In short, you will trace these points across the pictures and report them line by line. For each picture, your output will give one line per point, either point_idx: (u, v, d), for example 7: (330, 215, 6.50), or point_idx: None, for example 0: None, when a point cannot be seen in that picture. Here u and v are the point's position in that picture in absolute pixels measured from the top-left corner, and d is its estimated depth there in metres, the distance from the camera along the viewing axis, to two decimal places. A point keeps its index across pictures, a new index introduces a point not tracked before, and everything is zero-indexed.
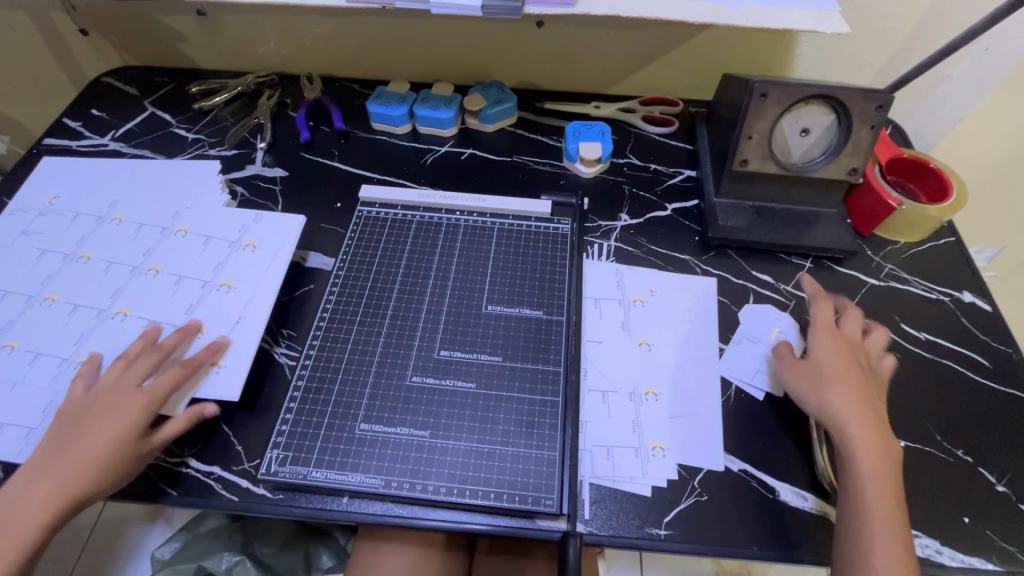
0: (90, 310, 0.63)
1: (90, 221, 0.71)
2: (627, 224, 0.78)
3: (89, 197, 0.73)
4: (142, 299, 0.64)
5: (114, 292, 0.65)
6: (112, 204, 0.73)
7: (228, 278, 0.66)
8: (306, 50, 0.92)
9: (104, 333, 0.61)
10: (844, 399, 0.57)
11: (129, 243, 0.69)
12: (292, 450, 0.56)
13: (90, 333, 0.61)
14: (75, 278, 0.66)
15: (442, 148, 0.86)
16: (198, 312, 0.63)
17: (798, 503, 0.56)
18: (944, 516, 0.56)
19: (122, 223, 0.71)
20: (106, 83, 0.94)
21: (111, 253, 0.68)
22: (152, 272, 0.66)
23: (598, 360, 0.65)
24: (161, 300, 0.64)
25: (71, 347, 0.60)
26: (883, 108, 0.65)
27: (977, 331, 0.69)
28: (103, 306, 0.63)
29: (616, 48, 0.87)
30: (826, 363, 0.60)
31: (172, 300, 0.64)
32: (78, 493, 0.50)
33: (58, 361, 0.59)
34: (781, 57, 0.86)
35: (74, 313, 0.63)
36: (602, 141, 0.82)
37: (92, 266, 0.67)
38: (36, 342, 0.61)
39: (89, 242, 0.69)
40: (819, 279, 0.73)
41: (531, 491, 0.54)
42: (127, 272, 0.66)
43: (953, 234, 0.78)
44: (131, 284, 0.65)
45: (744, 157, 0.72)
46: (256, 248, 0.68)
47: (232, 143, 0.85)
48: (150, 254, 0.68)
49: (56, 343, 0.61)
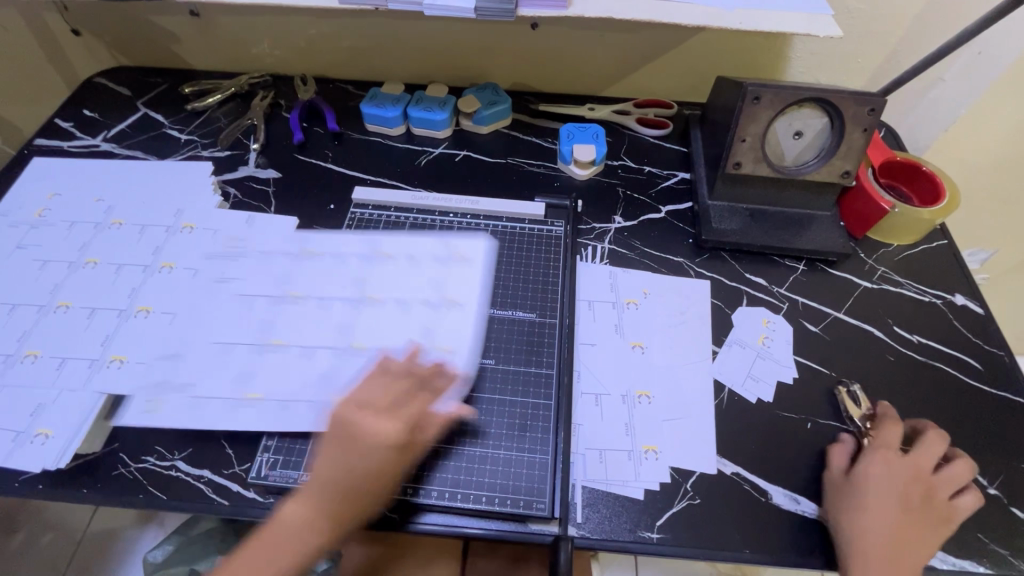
0: (243, 345, 0.61)
1: (281, 257, 0.68)
2: (621, 226, 0.78)
3: (277, 231, 0.71)
4: (462, 338, 0.62)
5: (261, 325, 0.63)
6: (369, 242, 0.70)
7: (441, 343, 0.61)
8: (300, 51, 0.92)
9: (265, 369, 0.60)
10: (867, 527, 0.52)
11: (349, 274, 0.67)
12: (282, 454, 0.56)
13: (254, 370, 0.60)
14: (301, 321, 0.63)
15: (436, 150, 0.86)
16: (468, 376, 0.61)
17: (789, 507, 0.56)
18: None
19: (322, 256, 0.68)
20: (99, 84, 0.94)
21: (326, 288, 0.66)
22: (296, 298, 0.65)
23: (594, 363, 0.64)
24: (312, 327, 0.63)
25: (236, 387, 0.59)
26: (875, 111, 0.66)
27: (968, 334, 0.69)
28: (254, 341, 0.62)
29: (610, 51, 0.87)
30: (868, 486, 0.54)
31: (324, 327, 0.63)
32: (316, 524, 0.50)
33: (230, 403, 0.58)
34: (774, 59, 0.86)
35: (229, 351, 0.61)
36: (596, 143, 0.82)
37: (230, 299, 0.65)
38: (189, 372, 0.59)
39: (293, 281, 0.66)
40: (812, 282, 0.73)
41: (522, 495, 0.54)
42: (270, 301, 0.64)
43: (945, 236, 0.78)
44: (294, 312, 0.64)
45: (737, 160, 0.72)
46: (464, 307, 0.64)
47: (225, 144, 0.85)
48: (288, 281, 0.66)
49: (222, 385, 0.59)
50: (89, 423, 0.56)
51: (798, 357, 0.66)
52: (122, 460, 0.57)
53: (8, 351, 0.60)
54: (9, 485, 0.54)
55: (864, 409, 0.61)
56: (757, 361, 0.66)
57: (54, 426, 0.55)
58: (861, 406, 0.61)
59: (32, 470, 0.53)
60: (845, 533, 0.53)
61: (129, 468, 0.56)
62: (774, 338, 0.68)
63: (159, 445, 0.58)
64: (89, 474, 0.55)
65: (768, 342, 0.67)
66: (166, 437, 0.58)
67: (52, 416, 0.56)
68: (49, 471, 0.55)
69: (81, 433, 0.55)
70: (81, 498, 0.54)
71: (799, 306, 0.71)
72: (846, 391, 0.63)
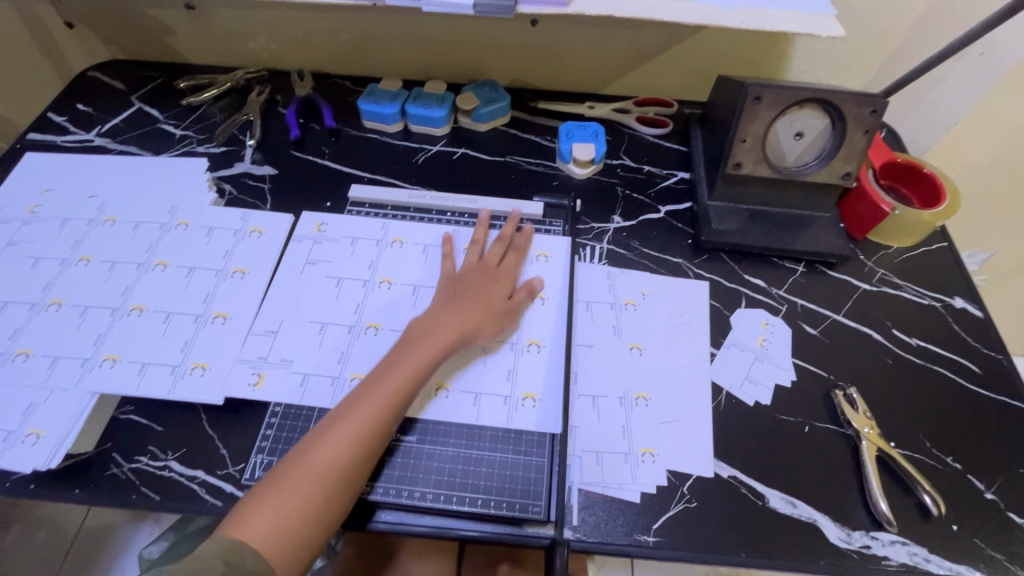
0: (340, 326, 0.63)
1: (371, 245, 0.70)
2: (621, 226, 0.77)
3: (346, 231, 0.72)
4: (548, 327, 0.65)
5: (356, 306, 0.65)
6: (455, 234, 0.72)
7: (532, 336, 0.64)
8: (297, 46, 0.91)
9: (363, 348, 0.61)
10: None
11: (423, 264, 0.69)
12: (276, 456, 0.56)
13: (350, 350, 0.61)
14: (391, 303, 0.65)
15: (434, 147, 0.85)
16: (527, 375, 0.61)
17: (787, 511, 0.56)
18: (934, 524, 0.56)
19: (404, 245, 0.71)
20: (93, 78, 0.93)
21: (409, 276, 0.68)
22: (386, 284, 0.67)
23: (593, 363, 0.64)
24: (405, 309, 0.65)
25: (337, 365, 0.60)
26: (877, 112, 0.65)
27: (969, 338, 0.69)
28: (351, 322, 0.63)
29: (610, 48, 0.87)
30: None
31: (416, 309, 0.65)
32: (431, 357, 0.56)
33: (331, 380, 0.59)
34: (775, 58, 0.86)
35: (326, 332, 0.63)
36: (596, 141, 0.82)
37: (322, 283, 0.67)
38: (287, 349, 0.61)
39: (381, 267, 0.68)
40: (811, 284, 0.73)
41: (518, 498, 0.54)
42: (361, 286, 0.67)
43: (946, 239, 0.77)
44: (381, 297, 0.65)
45: (737, 160, 0.71)
46: (550, 301, 0.67)
47: (220, 140, 0.84)
48: (376, 268, 0.68)
49: (322, 362, 0.60)
50: (82, 422, 0.55)
51: (796, 360, 0.66)
52: (115, 460, 0.56)
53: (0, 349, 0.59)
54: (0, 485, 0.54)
55: (861, 412, 0.61)
56: (755, 363, 0.65)
57: (46, 426, 0.54)
58: (857, 410, 0.61)
59: (23, 471, 0.52)
60: None
61: (121, 468, 0.55)
62: (773, 341, 0.67)
63: (152, 445, 0.57)
64: (80, 474, 0.54)
65: (767, 344, 0.67)
66: (160, 437, 0.57)
67: (44, 416, 0.55)
68: (40, 471, 0.54)
69: (73, 433, 0.54)
70: (72, 498, 0.53)
71: (798, 308, 0.70)
72: (842, 393, 0.63)
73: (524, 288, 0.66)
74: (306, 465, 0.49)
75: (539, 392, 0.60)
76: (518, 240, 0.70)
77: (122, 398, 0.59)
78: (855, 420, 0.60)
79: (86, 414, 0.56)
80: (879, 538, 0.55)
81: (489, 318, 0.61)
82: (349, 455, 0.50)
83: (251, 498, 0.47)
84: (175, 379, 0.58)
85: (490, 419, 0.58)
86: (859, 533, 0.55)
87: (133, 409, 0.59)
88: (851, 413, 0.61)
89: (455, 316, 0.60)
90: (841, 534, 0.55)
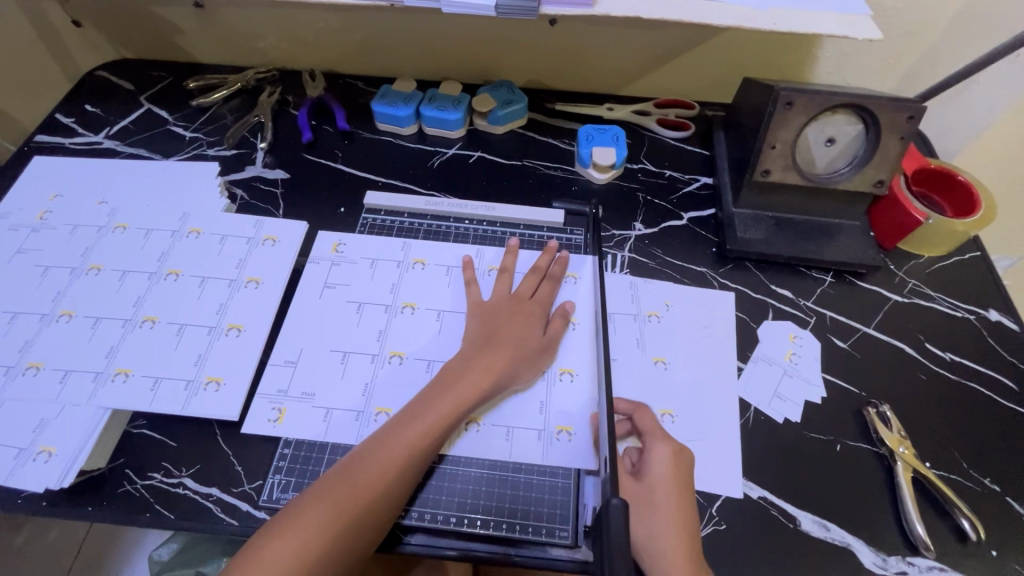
0: (362, 355, 0.61)
1: (392, 266, 0.68)
2: (642, 234, 0.75)
3: (364, 242, 0.70)
4: (581, 355, 0.62)
5: (379, 334, 0.63)
6: (477, 254, 0.70)
7: (566, 363, 0.62)
8: (308, 46, 0.89)
9: (387, 380, 0.59)
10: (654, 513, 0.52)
11: (447, 286, 0.67)
12: (294, 476, 0.54)
13: (375, 381, 0.59)
14: (414, 331, 0.63)
15: (449, 151, 0.83)
16: (562, 406, 0.59)
17: (820, 534, 0.54)
18: (972, 549, 0.54)
19: (426, 266, 0.69)
20: (102, 78, 0.91)
21: (433, 300, 0.66)
22: (410, 308, 0.65)
23: (617, 379, 0.62)
24: (430, 337, 0.63)
25: (362, 399, 0.58)
26: (914, 118, 0.62)
27: (1004, 351, 0.67)
28: (375, 351, 0.61)
29: (629, 48, 0.84)
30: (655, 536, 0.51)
31: (441, 337, 0.62)
32: (466, 401, 0.54)
33: (356, 415, 0.57)
34: (801, 60, 0.83)
35: (348, 362, 0.61)
36: (617, 146, 0.79)
37: (343, 309, 0.65)
38: (307, 382, 0.59)
39: (404, 291, 0.66)
40: (840, 295, 0.70)
41: (545, 522, 0.53)
42: (383, 312, 0.64)
43: (979, 248, 0.75)
44: (405, 322, 0.64)
45: (766, 167, 0.69)
46: (582, 325, 0.65)
47: (231, 142, 0.82)
48: (399, 291, 0.66)
49: (345, 396, 0.58)
50: (94, 438, 0.53)
51: (826, 374, 0.64)
52: (128, 477, 0.54)
53: (9, 362, 0.58)
54: (11, 502, 0.52)
55: (895, 431, 0.59)
56: (784, 378, 0.63)
57: (58, 443, 0.53)
58: (891, 428, 0.59)
59: (35, 490, 0.51)
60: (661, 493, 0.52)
61: (135, 485, 0.54)
62: (801, 355, 0.65)
63: (166, 461, 0.55)
64: (94, 491, 0.53)
65: (795, 358, 0.65)
66: (174, 453, 0.56)
67: (55, 433, 0.54)
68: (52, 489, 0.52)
69: (85, 450, 0.52)
70: (85, 516, 0.52)
71: (827, 320, 0.68)
72: (875, 411, 0.61)
73: (558, 316, 0.63)
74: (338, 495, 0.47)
75: (575, 425, 0.57)
76: (553, 269, 0.67)
77: (135, 412, 0.57)
78: (889, 438, 0.58)
79: (98, 430, 0.54)
80: (915, 564, 0.53)
81: (524, 356, 0.58)
82: (372, 501, 0.47)
83: (273, 525, 0.46)
84: (189, 394, 0.57)
85: (523, 453, 0.56)
86: (895, 559, 0.53)
87: (146, 423, 0.57)
88: (884, 431, 0.59)
89: (493, 355, 0.57)
90: (876, 559, 0.53)
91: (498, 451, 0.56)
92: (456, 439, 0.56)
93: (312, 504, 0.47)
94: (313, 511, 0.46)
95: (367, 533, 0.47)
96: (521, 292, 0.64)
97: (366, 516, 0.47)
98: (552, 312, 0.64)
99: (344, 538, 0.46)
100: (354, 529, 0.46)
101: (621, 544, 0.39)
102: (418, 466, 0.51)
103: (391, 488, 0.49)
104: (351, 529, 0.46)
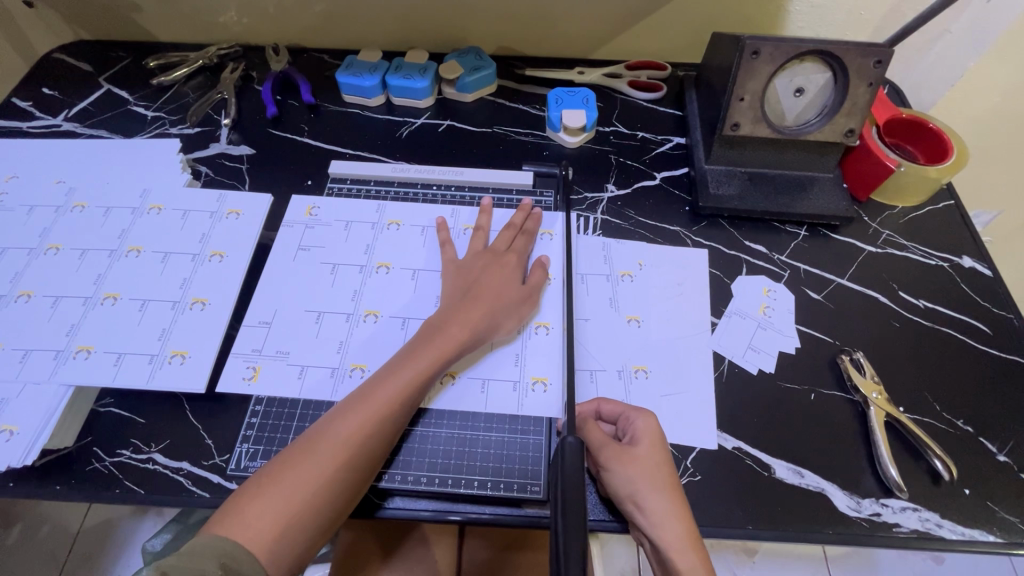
0: (337, 315, 0.60)
1: (366, 228, 0.67)
2: (614, 195, 0.74)
3: (334, 209, 0.69)
4: (556, 308, 0.62)
5: (352, 293, 0.62)
6: (452, 215, 0.69)
7: (543, 318, 0.61)
8: (269, 19, 0.86)
9: (363, 337, 0.59)
10: (650, 499, 0.48)
11: (422, 246, 0.66)
12: (262, 444, 0.54)
13: (350, 339, 0.59)
14: (388, 291, 0.62)
15: (418, 121, 0.81)
16: (538, 358, 0.58)
17: (794, 481, 0.54)
18: (946, 489, 0.54)
19: (401, 227, 0.68)
20: (59, 61, 0.88)
21: (407, 259, 0.65)
22: (384, 269, 0.64)
23: (588, 339, 0.62)
24: (406, 295, 0.62)
25: (336, 355, 0.58)
26: (882, 63, 0.62)
27: (977, 297, 0.66)
28: (350, 310, 0.61)
29: (598, 9, 0.82)
30: (652, 517, 0.47)
31: (415, 295, 0.62)
32: (443, 355, 0.53)
33: (331, 371, 0.57)
34: (771, 14, 0.81)
35: (323, 322, 0.60)
36: (586, 108, 0.78)
37: (318, 271, 0.64)
38: (282, 341, 0.58)
39: (378, 251, 0.65)
40: (813, 248, 0.70)
41: (516, 478, 0.52)
42: (358, 272, 0.64)
43: (952, 197, 0.75)
44: (379, 284, 0.63)
45: (735, 121, 0.68)
46: (557, 280, 0.64)
47: (194, 120, 0.80)
48: (372, 252, 0.65)
49: (320, 353, 0.58)
50: (56, 417, 0.52)
51: (800, 326, 0.64)
52: (96, 454, 0.53)
53: None
54: None
55: (868, 377, 0.59)
56: (758, 331, 0.63)
57: (19, 421, 0.52)
58: (864, 374, 0.59)
59: None
60: (649, 467, 0.49)
61: (103, 462, 0.53)
62: (775, 307, 0.65)
63: (135, 437, 0.54)
64: (59, 469, 0.52)
65: (769, 311, 0.65)
66: (142, 429, 0.55)
67: (16, 411, 0.53)
68: (18, 469, 0.52)
69: (47, 428, 0.51)
70: (53, 494, 0.51)
71: (801, 274, 0.68)
72: (849, 359, 0.60)
73: (537, 268, 0.62)
74: (309, 457, 0.46)
75: (550, 376, 0.57)
76: (529, 224, 0.66)
77: (100, 390, 0.56)
78: (864, 385, 0.58)
79: (59, 407, 0.53)
80: (889, 505, 0.53)
81: (502, 307, 0.57)
82: (346, 460, 0.46)
83: (243, 492, 0.44)
84: (154, 368, 0.56)
85: (501, 406, 0.55)
86: (868, 501, 0.53)
87: (113, 401, 0.56)
88: (859, 377, 0.59)
89: (471, 310, 0.56)
90: (850, 502, 0.53)
91: (475, 405, 0.55)
92: (435, 396, 0.56)
93: (288, 466, 0.45)
94: (284, 481, 0.44)
95: (346, 491, 0.46)
96: (496, 247, 0.63)
97: (342, 482, 0.46)
98: (530, 266, 0.64)
99: (321, 508, 0.45)
100: (332, 487, 0.45)
101: (574, 474, 0.41)
102: (393, 422, 0.50)
103: (369, 448, 0.48)
104: (328, 496, 0.45)
